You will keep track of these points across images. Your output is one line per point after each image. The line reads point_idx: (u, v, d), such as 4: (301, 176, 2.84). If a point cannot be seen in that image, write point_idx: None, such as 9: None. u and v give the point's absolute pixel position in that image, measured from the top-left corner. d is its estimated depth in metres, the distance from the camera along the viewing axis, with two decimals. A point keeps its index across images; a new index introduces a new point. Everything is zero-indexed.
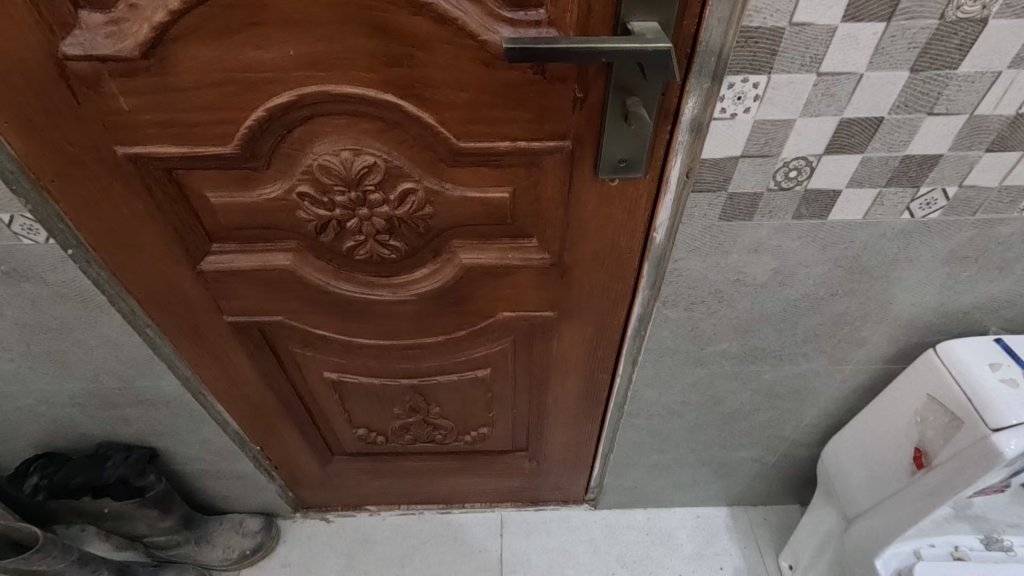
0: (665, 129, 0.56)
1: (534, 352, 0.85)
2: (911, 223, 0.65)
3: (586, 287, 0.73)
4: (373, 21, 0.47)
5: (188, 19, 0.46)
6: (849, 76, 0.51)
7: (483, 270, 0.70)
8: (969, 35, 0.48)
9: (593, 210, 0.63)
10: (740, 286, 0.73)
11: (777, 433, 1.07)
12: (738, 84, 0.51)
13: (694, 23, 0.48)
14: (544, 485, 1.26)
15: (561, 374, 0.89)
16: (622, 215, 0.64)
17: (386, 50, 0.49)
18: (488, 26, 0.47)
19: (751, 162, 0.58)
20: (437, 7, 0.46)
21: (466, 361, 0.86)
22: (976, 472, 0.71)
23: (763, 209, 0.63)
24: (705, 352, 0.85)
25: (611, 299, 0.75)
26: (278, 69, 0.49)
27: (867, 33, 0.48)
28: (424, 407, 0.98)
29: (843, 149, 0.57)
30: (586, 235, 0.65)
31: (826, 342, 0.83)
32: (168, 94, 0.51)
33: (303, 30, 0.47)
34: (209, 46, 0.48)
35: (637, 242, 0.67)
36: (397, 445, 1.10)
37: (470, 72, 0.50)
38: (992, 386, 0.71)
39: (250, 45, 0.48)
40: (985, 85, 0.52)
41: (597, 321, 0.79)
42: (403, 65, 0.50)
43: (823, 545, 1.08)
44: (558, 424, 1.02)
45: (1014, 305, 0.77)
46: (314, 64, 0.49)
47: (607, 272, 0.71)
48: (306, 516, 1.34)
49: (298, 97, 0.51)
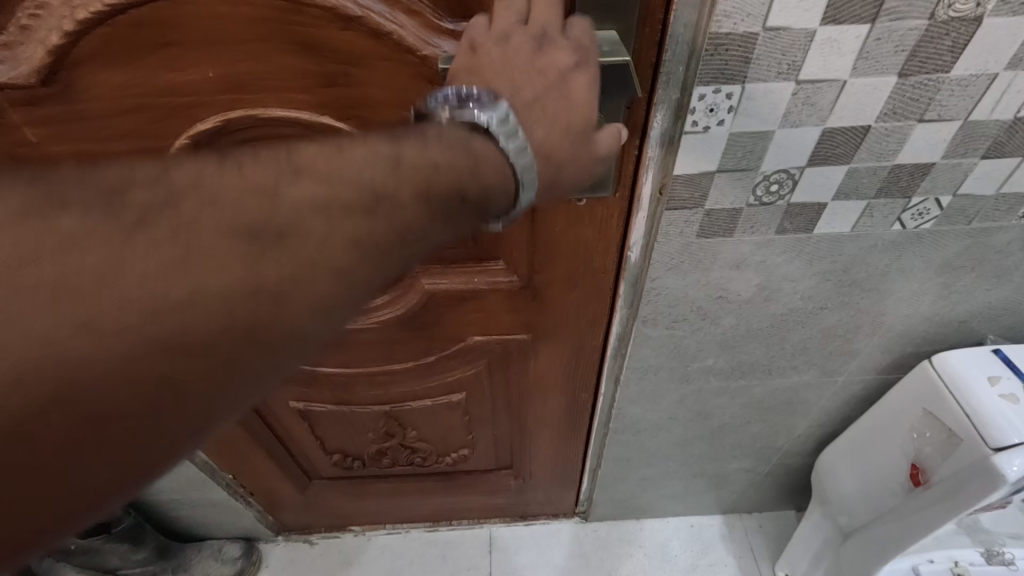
0: (634, 145, 0.51)
1: (511, 374, 0.81)
2: (902, 234, 0.61)
3: (560, 309, 0.68)
4: (301, 38, 0.42)
5: (90, 40, 0.41)
6: (831, 84, 0.46)
7: (448, 296, 0.65)
8: (962, 35, 0.43)
9: (561, 231, 0.58)
10: (723, 302, 0.69)
11: (769, 443, 1.03)
12: (709, 95, 0.47)
13: (657, 29, 0.43)
14: (532, 501, 1.22)
15: (540, 395, 0.85)
16: (592, 235, 0.59)
17: (318, 68, 0.44)
18: (428, 40, 0.42)
19: (729, 176, 0.53)
20: (368, 21, 0.41)
21: (439, 386, 0.82)
22: (977, 495, 0.67)
23: (744, 225, 0.58)
24: (690, 368, 0.81)
25: (588, 320, 0.70)
26: (199, 92, 0.45)
27: (849, 37, 0.43)
28: (399, 431, 0.94)
29: (827, 160, 0.52)
30: (555, 257, 0.61)
31: (816, 355, 0.79)
32: (81, 122, 0.45)
33: (222, 49, 0.42)
34: (119, 69, 0.42)
35: (611, 262, 0.62)
36: (375, 469, 1.06)
37: (414, 91, 0.45)
38: (993, 403, 0.67)
39: (164, 67, 0.43)
40: (980, 88, 0.47)
41: (574, 342, 0.74)
42: (338, 84, 0.45)
43: (819, 557, 1.05)
44: (542, 442, 0.98)
45: (1013, 313, 0.73)
46: (238, 86, 0.45)
47: (581, 293, 0.66)
48: (289, 538, 1.30)
49: (225, 121, 0.47)
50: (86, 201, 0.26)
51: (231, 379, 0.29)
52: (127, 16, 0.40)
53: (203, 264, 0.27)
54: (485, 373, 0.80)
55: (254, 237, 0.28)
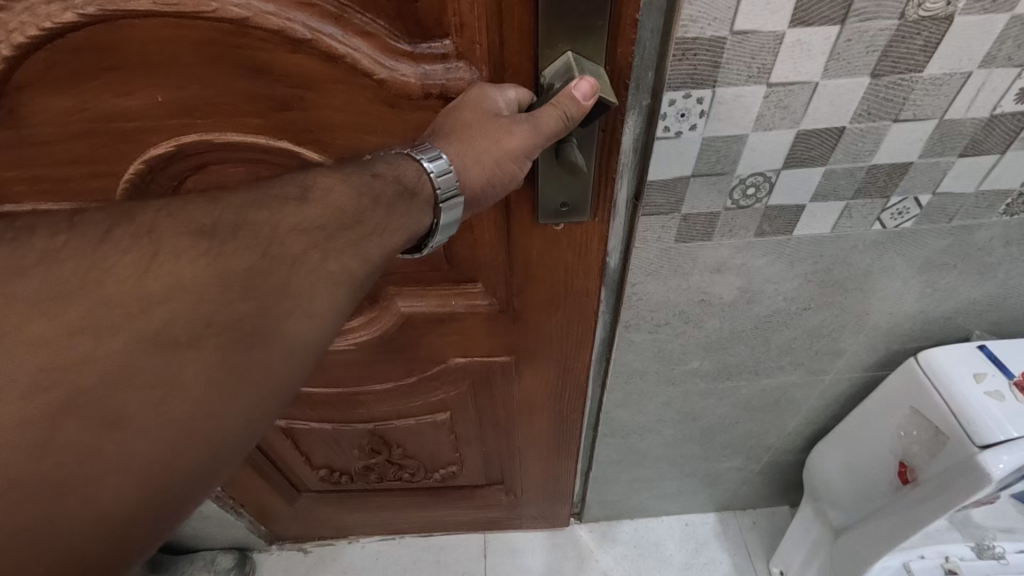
0: (610, 167, 0.49)
1: (495, 397, 0.80)
2: (882, 233, 0.60)
3: (543, 331, 0.67)
4: (250, 61, 0.41)
5: (30, 66, 0.39)
6: (803, 86, 0.45)
7: (425, 318, 0.64)
8: (934, 34, 0.43)
9: (538, 255, 0.56)
10: (706, 305, 0.68)
11: (760, 442, 1.03)
12: (679, 100, 0.46)
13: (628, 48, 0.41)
14: (525, 515, 1.22)
15: (528, 417, 0.84)
16: (572, 257, 0.57)
17: (271, 91, 0.43)
18: (382, 62, 0.40)
19: (704, 181, 0.52)
20: (319, 43, 0.39)
21: (422, 405, 0.82)
22: (960, 492, 0.66)
23: (722, 228, 0.58)
24: (676, 371, 0.81)
25: (574, 340, 0.69)
26: (149, 117, 0.44)
27: (819, 38, 0.42)
28: (386, 448, 0.94)
29: (803, 162, 0.51)
30: (534, 280, 0.59)
31: (802, 355, 0.79)
32: (31, 147, 0.44)
33: (170, 74, 0.41)
34: (65, 94, 0.41)
35: (593, 283, 0.60)
36: (364, 484, 1.06)
37: (374, 114, 0.44)
38: (979, 402, 0.67)
39: (111, 92, 0.42)
40: (955, 87, 0.46)
41: (559, 362, 0.73)
42: (293, 107, 0.44)
43: (812, 554, 1.05)
44: (532, 458, 0.96)
45: (997, 308, 0.72)
46: (189, 111, 0.44)
47: (564, 315, 0.64)
48: (282, 547, 1.29)
49: (179, 147, 0.46)
50: (64, 238, 0.32)
51: (214, 381, 0.32)
52: (67, 41, 0.38)
53: (177, 266, 0.32)
54: (469, 391, 0.79)
55: (211, 236, 0.33)
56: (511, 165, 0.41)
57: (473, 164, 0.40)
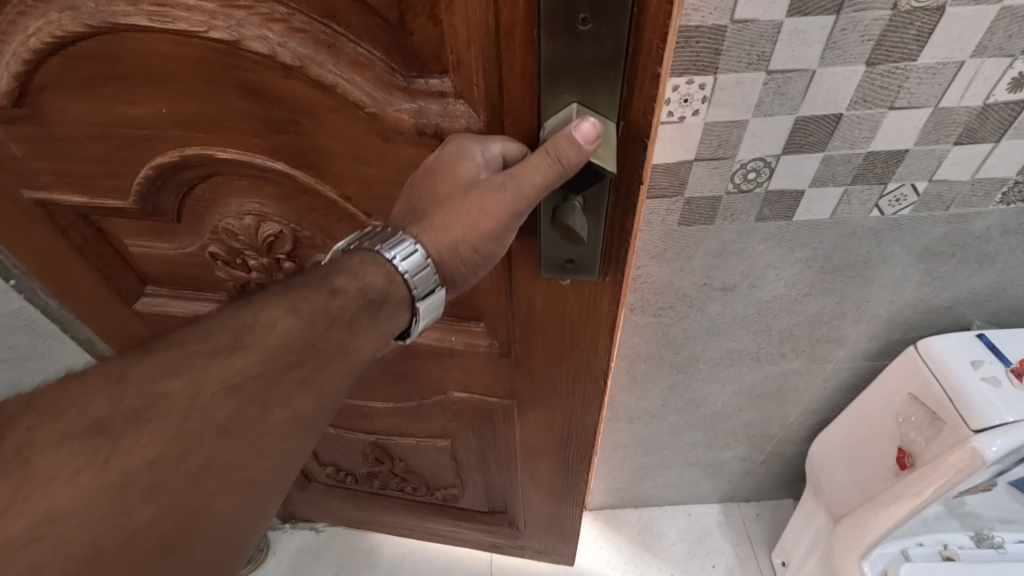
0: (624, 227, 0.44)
1: (498, 435, 0.81)
2: (881, 220, 0.62)
3: (545, 380, 0.66)
4: (244, 81, 0.40)
5: (49, 69, 0.42)
6: (801, 73, 0.48)
7: (427, 348, 0.66)
8: (926, 24, 0.45)
9: (542, 308, 0.55)
10: (709, 289, 0.70)
11: (763, 431, 1.05)
12: (683, 86, 0.48)
13: (645, 106, 0.36)
14: (528, 551, 1.18)
15: (532, 458, 0.82)
16: (578, 313, 0.55)
17: (267, 113, 0.42)
18: (376, 95, 0.39)
19: (706, 165, 0.55)
20: (307, 71, 0.38)
21: (424, 428, 0.84)
22: (954, 472, 0.68)
23: (724, 212, 0.60)
24: (680, 356, 0.83)
25: (580, 395, 0.67)
26: (155, 126, 0.45)
27: (816, 28, 0.45)
28: (388, 460, 0.97)
29: (801, 148, 0.54)
30: (536, 331, 0.58)
31: (804, 342, 0.81)
32: (59, 143, 0.48)
33: (174, 87, 0.42)
34: (84, 98, 0.44)
35: (601, 341, 0.57)
36: (368, 488, 1.10)
37: (368, 144, 0.43)
38: (975, 387, 0.69)
39: (120, 100, 0.44)
40: (948, 76, 0.48)
41: (563, 413, 0.71)
42: (288, 131, 0.43)
43: (814, 543, 1.06)
44: (536, 496, 0.93)
45: (997, 298, 0.74)
46: (189, 124, 0.44)
47: (568, 368, 0.63)
48: (295, 527, 1.34)
49: (182, 158, 0.47)
50: None
51: None
52: (83, 49, 0.40)
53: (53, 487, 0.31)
54: (471, 422, 0.80)
55: (106, 431, 0.33)
56: (488, 248, 0.41)
57: (448, 253, 0.41)
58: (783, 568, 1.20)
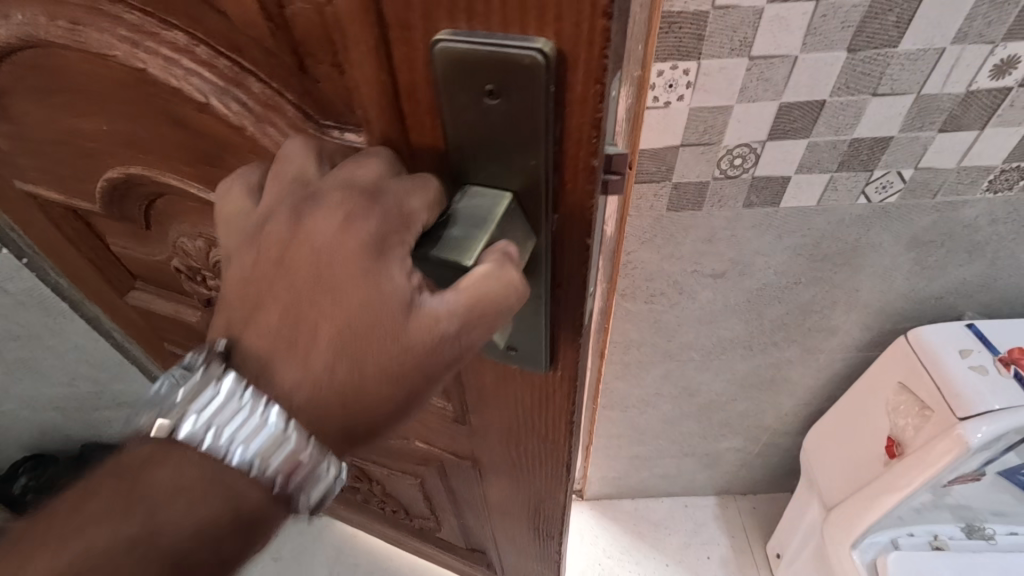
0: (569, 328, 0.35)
1: (460, 485, 0.68)
2: (868, 207, 0.63)
3: (501, 454, 0.52)
4: (168, 111, 0.35)
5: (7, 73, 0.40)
6: (782, 60, 0.49)
7: None
8: (906, 11, 0.46)
9: (489, 381, 0.43)
10: (699, 276, 0.72)
11: (758, 422, 1.05)
12: (667, 71, 0.50)
13: (585, 198, 0.28)
14: None
15: (499, 518, 0.68)
16: (528, 399, 0.42)
17: (195, 145, 0.37)
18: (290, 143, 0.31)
19: (692, 150, 0.56)
20: (216, 109, 0.32)
21: (388, 458, 0.73)
22: (940, 459, 0.69)
23: (712, 198, 0.61)
24: (672, 344, 0.84)
25: (543, 481, 0.52)
26: (102, 139, 0.42)
27: (796, 14, 0.46)
28: (369, 479, 0.91)
29: (786, 135, 0.55)
30: (485, 402, 0.45)
31: (795, 331, 0.82)
32: (31, 142, 0.47)
33: (110, 106, 0.38)
34: (39, 104, 0.42)
35: (557, 433, 0.44)
36: (354, 496, 1.06)
37: None
38: (963, 375, 0.69)
39: (69, 111, 0.41)
40: (930, 62, 0.49)
41: (524, 492, 0.57)
42: (216, 165, 0.37)
43: (808, 534, 1.07)
44: (511, 551, 0.79)
45: (988, 289, 0.74)
46: (132, 141, 0.40)
47: (527, 448, 0.48)
48: None
49: (128, 174, 0.44)
50: None
51: None
52: (27, 58, 0.38)
53: None
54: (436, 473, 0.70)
55: None
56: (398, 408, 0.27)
57: (334, 420, 0.27)
58: (778, 559, 1.21)
